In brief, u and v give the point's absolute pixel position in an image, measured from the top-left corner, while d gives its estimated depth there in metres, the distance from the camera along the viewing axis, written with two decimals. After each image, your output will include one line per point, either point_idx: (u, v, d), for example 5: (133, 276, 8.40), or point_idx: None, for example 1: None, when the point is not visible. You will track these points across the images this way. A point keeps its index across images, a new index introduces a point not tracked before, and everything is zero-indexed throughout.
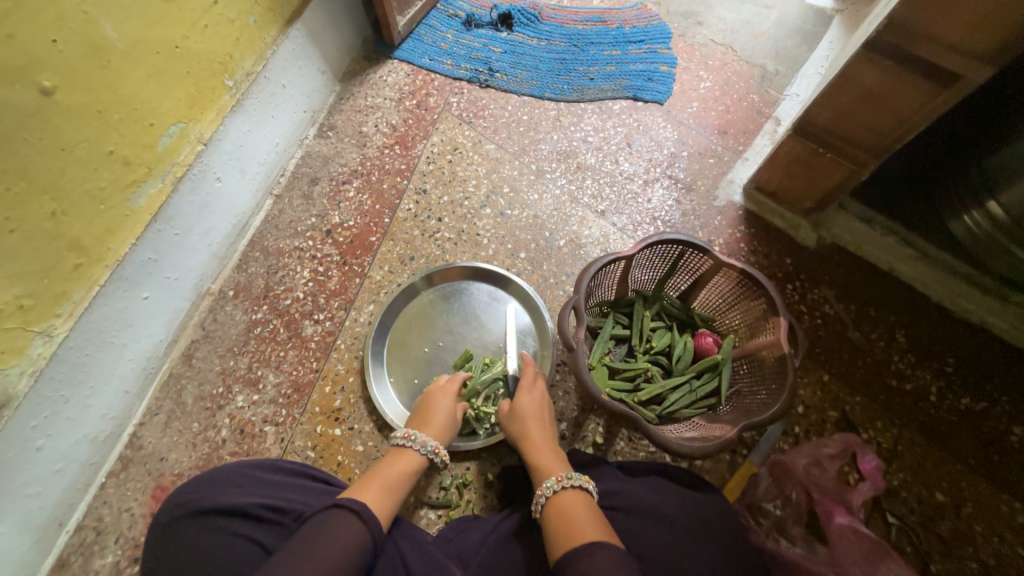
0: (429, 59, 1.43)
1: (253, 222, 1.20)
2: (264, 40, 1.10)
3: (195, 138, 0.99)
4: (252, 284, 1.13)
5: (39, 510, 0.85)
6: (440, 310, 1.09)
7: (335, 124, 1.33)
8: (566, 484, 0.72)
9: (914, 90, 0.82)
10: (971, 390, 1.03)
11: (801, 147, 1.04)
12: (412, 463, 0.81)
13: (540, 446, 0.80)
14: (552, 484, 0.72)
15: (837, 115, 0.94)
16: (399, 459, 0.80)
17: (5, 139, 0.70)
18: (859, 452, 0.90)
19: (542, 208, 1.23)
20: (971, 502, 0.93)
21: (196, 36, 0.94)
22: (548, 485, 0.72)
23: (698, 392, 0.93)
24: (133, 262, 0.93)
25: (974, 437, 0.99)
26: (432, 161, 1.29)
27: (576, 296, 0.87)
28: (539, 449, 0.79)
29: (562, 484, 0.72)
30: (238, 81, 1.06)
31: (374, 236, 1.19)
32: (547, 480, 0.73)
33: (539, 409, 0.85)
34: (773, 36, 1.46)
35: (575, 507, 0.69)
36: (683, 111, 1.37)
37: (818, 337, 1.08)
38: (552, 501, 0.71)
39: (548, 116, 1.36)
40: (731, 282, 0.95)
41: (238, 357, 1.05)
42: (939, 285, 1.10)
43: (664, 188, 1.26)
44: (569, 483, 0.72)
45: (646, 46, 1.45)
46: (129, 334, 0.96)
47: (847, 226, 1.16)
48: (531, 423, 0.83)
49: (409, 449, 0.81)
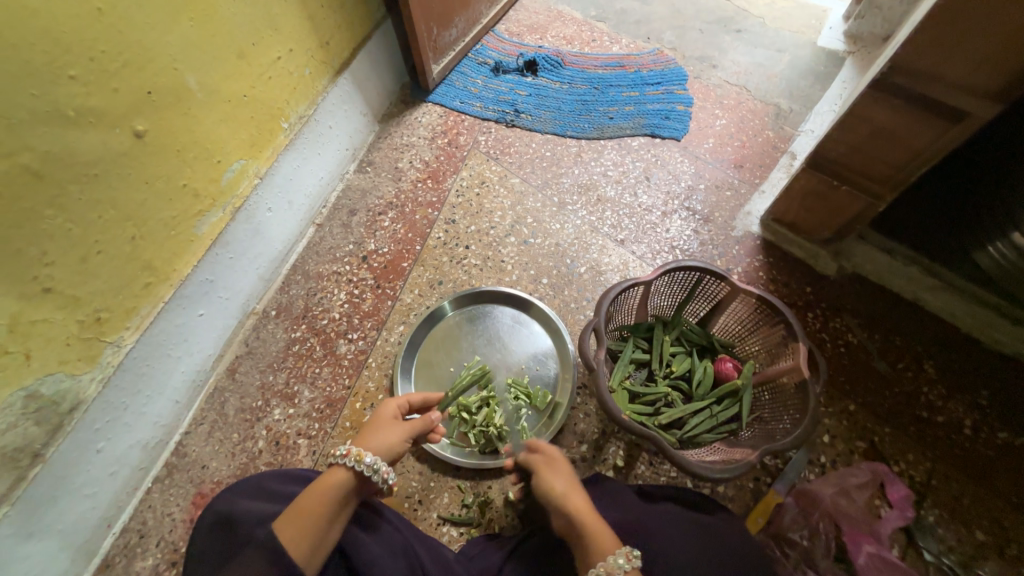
0: (461, 102, 1.56)
1: (297, 249, 1.30)
2: (316, 88, 1.24)
3: (253, 173, 1.12)
4: (293, 304, 1.22)
5: (92, 510, 0.92)
6: (465, 332, 1.14)
7: (374, 160, 1.46)
8: (635, 562, 0.61)
9: (926, 126, 0.86)
10: (1009, 425, 1.00)
11: (816, 179, 1.08)
12: (336, 476, 0.69)
13: (591, 513, 0.69)
14: (621, 560, 0.62)
15: (849, 149, 0.98)
16: (325, 476, 0.70)
17: (103, 173, 0.81)
18: (888, 481, 0.92)
19: (564, 237, 1.29)
20: (1017, 543, 0.89)
21: (260, 86, 1.07)
22: (616, 560, 0.62)
23: (718, 417, 0.93)
24: (193, 282, 1.03)
25: (1016, 474, 0.95)
26: (461, 193, 1.38)
27: (596, 319, 0.90)
28: (591, 515, 0.69)
29: (631, 561, 0.61)
30: (292, 124, 1.20)
31: (405, 262, 1.27)
32: (613, 555, 0.63)
33: (568, 470, 0.77)
34: (786, 77, 1.54)
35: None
36: (700, 146, 1.43)
37: (843, 365, 1.08)
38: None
39: (570, 152, 1.45)
40: (751, 308, 0.98)
41: (277, 373, 1.13)
42: (967, 315, 1.09)
43: (683, 219, 1.31)
44: (636, 560, 0.62)
45: (663, 87, 1.54)
46: (184, 348, 1.05)
47: (867, 255, 1.17)
48: (573, 488, 0.73)
49: (335, 463, 0.71)
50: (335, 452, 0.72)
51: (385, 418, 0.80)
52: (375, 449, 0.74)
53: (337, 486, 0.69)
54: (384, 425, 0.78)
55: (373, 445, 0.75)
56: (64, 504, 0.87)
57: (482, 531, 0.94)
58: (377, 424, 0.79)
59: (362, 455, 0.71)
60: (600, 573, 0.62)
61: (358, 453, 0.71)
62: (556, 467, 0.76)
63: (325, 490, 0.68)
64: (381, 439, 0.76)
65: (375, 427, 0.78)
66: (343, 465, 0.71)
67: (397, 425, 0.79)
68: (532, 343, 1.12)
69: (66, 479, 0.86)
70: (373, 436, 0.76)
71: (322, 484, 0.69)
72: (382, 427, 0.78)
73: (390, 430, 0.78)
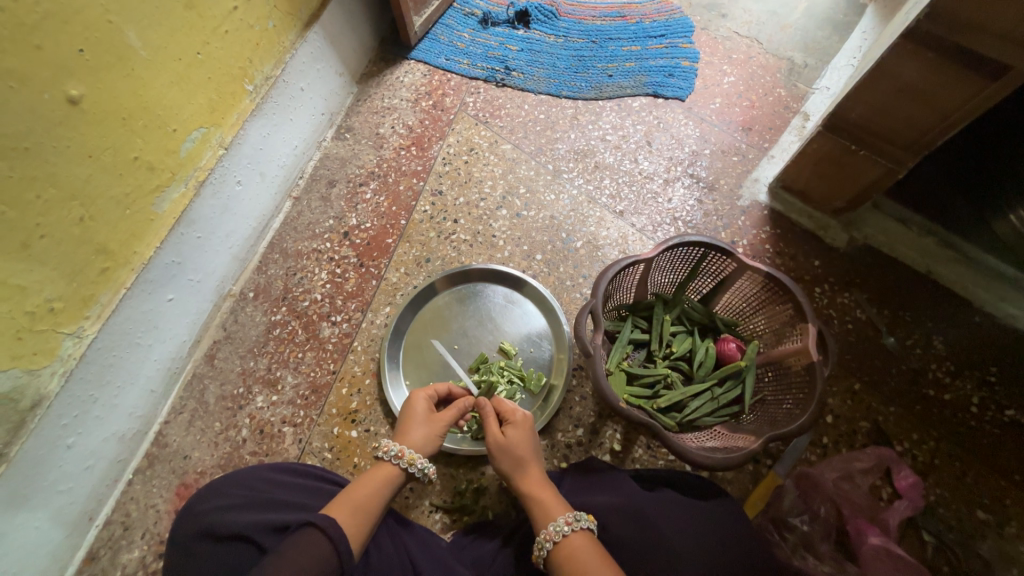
0: (446, 59, 1.43)
1: (273, 224, 1.22)
2: (283, 43, 1.11)
3: (216, 143, 1.01)
4: (271, 285, 1.15)
5: (70, 505, 0.89)
6: (455, 313, 1.08)
7: (353, 126, 1.34)
8: (576, 526, 0.66)
9: (959, 83, 0.77)
10: (1016, 401, 0.97)
11: (832, 144, 0.99)
12: (387, 472, 0.72)
13: (536, 489, 0.73)
14: (560, 527, 0.66)
15: (870, 110, 0.89)
16: (371, 473, 0.71)
17: (35, 147, 0.72)
18: (894, 469, 0.89)
19: (559, 208, 1.21)
20: (1016, 521, 0.88)
21: (216, 42, 0.95)
22: (556, 528, 0.66)
23: (719, 400, 0.90)
24: (158, 265, 0.95)
25: (1019, 452, 0.93)
26: (448, 162, 1.28)
27: (593, 300, 0.84)
28: (537, 491, 0.72)
29: (571, 526, 0.66)
30: (258, 85, 1.07)
31: (390, 238, 1.19)
32: (554, 523, 0.67)
33: (526, 447, 0.76)
34: (802, 27, 1.40)
35: (585, 552, 0.63)
36: (705, 107, 1.32)
37: (848, 343, 1.03)
38: (558, 546, 0.65)
39: (566, 114, 1.34)
40: (758, 285, 0.91)
41: (257, 358, 1.07)
42: (981, 288, 1.04)
43: (686, 187, 1.22)
44: (579, 524, 0.67)
45: (668, 40, 1.41)
46: (154, 335, 0.99)
47: (880, 226, 1.11)
48: (523, 465, 0.74)
49: (381, 459, 0.72)
50: (384, 448, 0.73)
51: (419, 416, 0.80)
52: (421, 450, 0.76)
53: (388, 484, 0.71)
54: (420, 424, 0.78)
55: (417, 443, 0.76)
56: (37, 502, 0.83)
57: (475, 518, 0.93)
58: (410, 420, 0.79)
59: (416, 458, 0.74)
60: (542, 541, 0.67)
61: (412, 457, 0.73)
62: (515, 444, 0.76)
63: (372, 482, 0.70)
64: (423, 436, 0.77)
65: (412, 425, 0.78)
66: (395, 464, 0.73)
67: (434, 420, 0.80)
68: (526, 324, 1.07)
69: (36, 477, 0.82)
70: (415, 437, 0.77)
71: (371, 477, 0.71)
72: (419, 426, 0.78)
73: (427, 428, 0.78)
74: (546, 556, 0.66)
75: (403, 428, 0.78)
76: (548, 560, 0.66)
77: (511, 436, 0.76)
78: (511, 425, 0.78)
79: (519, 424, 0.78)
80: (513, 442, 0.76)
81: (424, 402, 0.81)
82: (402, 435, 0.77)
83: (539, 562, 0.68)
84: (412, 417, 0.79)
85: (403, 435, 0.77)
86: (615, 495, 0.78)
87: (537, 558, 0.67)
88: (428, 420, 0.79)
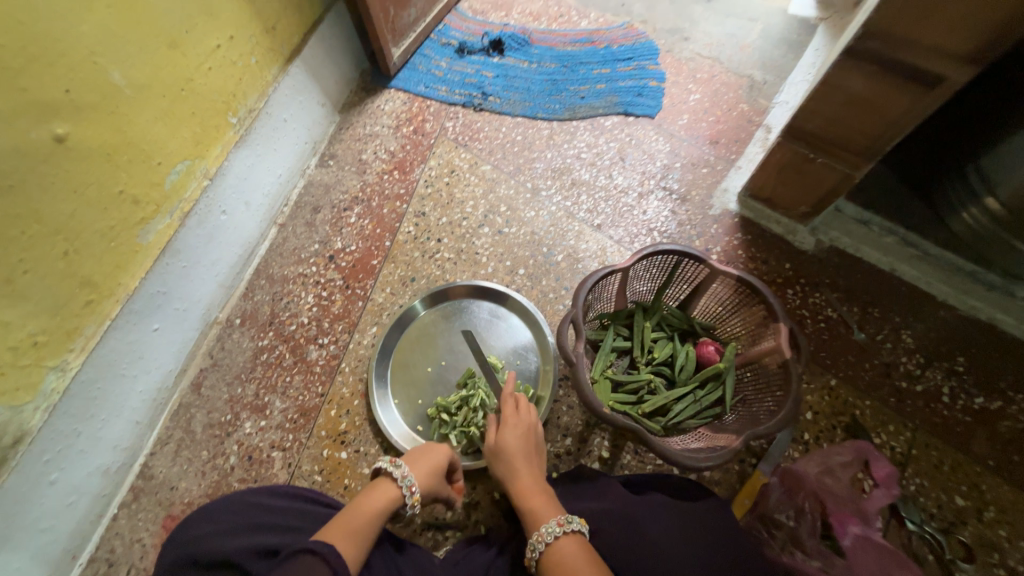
0: (424, 87, 1.49)
1: (259, 251, 1.23)
2: (265, 78, 1.16)
3: (201, 174, 1.04)
4: (258, 311, 1.16)
5: (52, 544, 0.87)
6: (441, 330, 1.10)
7: (336, 153, 1.38)
8: (567, 528, 0.67)
9: (897, 93, 0.84)
10: (984, 389, 1.01)
11: (792, 153, 1.05)
12: (387, 496, 0.74)
13: (532, 486, 0.75)
14: (552, 529, 0.67)
15: (823, 120, 0.95)
16: (372, 493, 0.74)
17: (20, 185, 0.74)
18: (871, 459, 0.90)
19: (539, 224, 1.25)
20: (994, 506, 0.91)
21: (200, 78, 0.99)
22: (547, 530, 0.67)
23: (702, 403, 0.93)
24: (143, 295, 0.96)
25: (991, 438, 0.96)
26: (430, 184, 1.32)
27: (575, 310, 0.87)
28: (529, 491, 0.74)
29: (562, 529, 0.67)
30: (241, 118, 1.11)
31: (375, 259, 1.21)
32: (545, 526, 0.68)
33: (524, 443, 0.80)
34: (759, 47, 1.49)
35: (575, 556, 0.64)
36: (674, 123, 1.39)
37: (823, 341, 1.07)
38: (549, 549, 0.66)
39: (542, 135, 1.40)
40: (732, 288, 0.95)
41: (245, 384, 1.07)
42: (943, 283, 1.10)
43: (659, 200, 1.27)
44: (569, 526, 0.68)
45: (635, 63, 1.49)
46: (140, 365, 0.99)
47: (845, 228, 1.16)
48: (519, 460, 0.77)
49: (392, 481, 0.76)
50: (397, 471, 0.77)
51: (433, 461, 0.82)
52: (421, 487, 0.79)
53: (386, 507, 0.73)
54: (432, 466, 0.82)
55: (420, 476, 0.80)
56: (17, 541, 0.81)
57: (468, 533, 0.92)
58: (424, 456, 0.83)
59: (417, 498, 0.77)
60: (534, 543, 0.68)
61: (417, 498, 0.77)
62: (508, 443, 0.79)
63: (368, 508, 0.71)
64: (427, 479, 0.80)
65: (426, 461, 0.82)
66: (398, 487, 0.75)
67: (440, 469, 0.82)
68: (512, 337, 1.09)
69: (18, 516, 0.81)
70: (426, 470, 0.81)
71: (371, 499, 0.73)
72: (430, 465, 0.82)
73: (435, 472, 0.81)
74: (538, 559, 0.67)
75: (416, 457, 0.82)
76: (540, 563, 0.67)
77: (505, 439, 0.80)
78: (506, 426, 0.82)
79: (512, 428, 0.81)
80: (507, 443, 0.80)
81: (444, 452, 0.85)
82: (414, 462, 0.82)
83: (531, 566, 0.68)
84: (428, 455, 0.83)
85: (414, 463, 0.81)
86: (606, 501, 0.79)
87: (530, 561, 0.68)
88: (441, 468, 0.82)
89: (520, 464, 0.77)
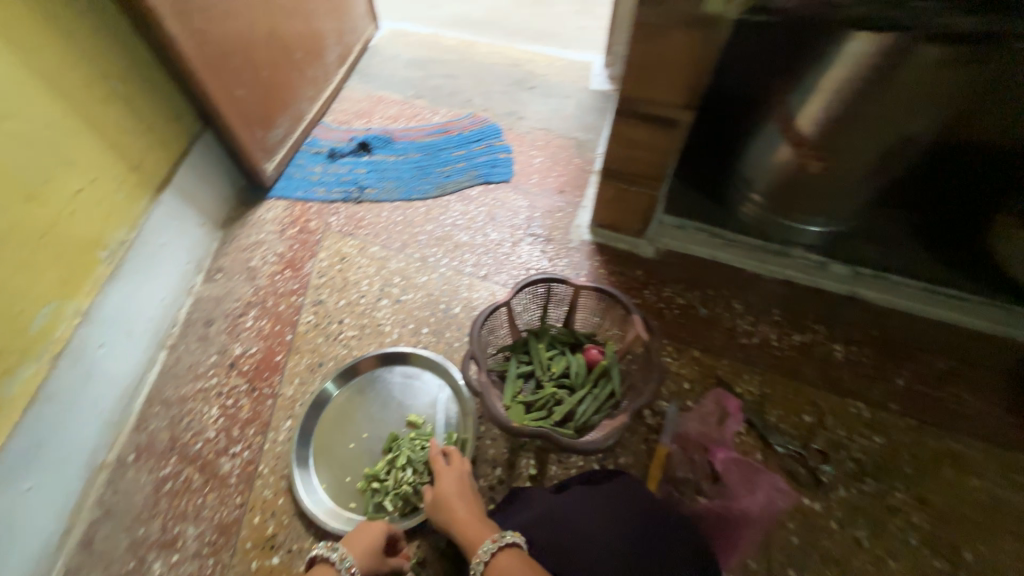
0: (303, 191, 1.62)
1: (148, 378, 1.19)
2: (137, 210, 1.20)
3: (72, 312, 1.02)
4: (154, 440, 1.10)
5: None
6: (358, 405, 1.13)
7: (223, 265, 1.41)
8: (502, 543, 0.74)
9: (659, 134, 1.16)
10: (797, 327, 1.27)
11: (612, 187, 1.35)
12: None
13: (469, 519, 0.83)
14: (489, 546, 0.74)
15: (622, 160, 1.27)
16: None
17: None
18: (725, 400, 1.13)
19: (432, 286, 1.38)
20: (829, 414, 1.12)
21: (64, 222, 1.01)
22: (484, 549, 0.74)
23: (600, 398, 1.08)
24: (12, 455, 0.89)
25: (812, 363, 1.21)
26: (324, 274, 1.41)
27: (473, 348, 1.01)
28: (468, 526, 0.81)
29: (498, 544, 0.74)
30: (113, 250, 1.13)
31: (279, 355, 1.23)
32: (483, 547, 0.75)
33: (459, 486, 0.89)
34: (576, 116, 1.90)
35: (511, 565, 0.71)
36: (527, 182, 1.68)
37: (680, 323, 1.30)
38: (489, 566, 0.72)
39: (419, 212, 1.58)
40: (594, 297, 1.16)
41: (149, 523, 1.00)
42: (748, 258, 1.40)
43: (530, 244, 1.50)
44: (504, 541, 0.75)
45: (484, 142, 1.79)
46: (14, 536, 0.89)
47: (672, 235, 1.45)
48: (455, 500, 0.86)
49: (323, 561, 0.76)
50: (330, 549, 0.78)
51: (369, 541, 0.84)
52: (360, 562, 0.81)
53: None
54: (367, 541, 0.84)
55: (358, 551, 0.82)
56: None
57: None
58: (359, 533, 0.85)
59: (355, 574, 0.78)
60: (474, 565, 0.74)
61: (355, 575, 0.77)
62: (445, 490, 0.88)
63: None
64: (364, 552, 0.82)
65: (361, 537, 0.84)
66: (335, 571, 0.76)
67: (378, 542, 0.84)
68: (428, 392, 1.16)
69: None
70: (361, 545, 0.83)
71: None
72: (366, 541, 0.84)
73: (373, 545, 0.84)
74: None
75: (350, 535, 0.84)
76: None
77: (442, 487, 0.89)
78: (440, 478, 0.91)
79: (447, 476, 0.91)
80: (444, 491, 0.88)
81: (381, 530, 0.86)
82: (349, 539, 0.83)
83: None
84: (363, 533, 0.85)
85: (350, 542, 0.83)
86: (536, 508, 0.87)
87: None
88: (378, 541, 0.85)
89: (456, 505, 0.85)
